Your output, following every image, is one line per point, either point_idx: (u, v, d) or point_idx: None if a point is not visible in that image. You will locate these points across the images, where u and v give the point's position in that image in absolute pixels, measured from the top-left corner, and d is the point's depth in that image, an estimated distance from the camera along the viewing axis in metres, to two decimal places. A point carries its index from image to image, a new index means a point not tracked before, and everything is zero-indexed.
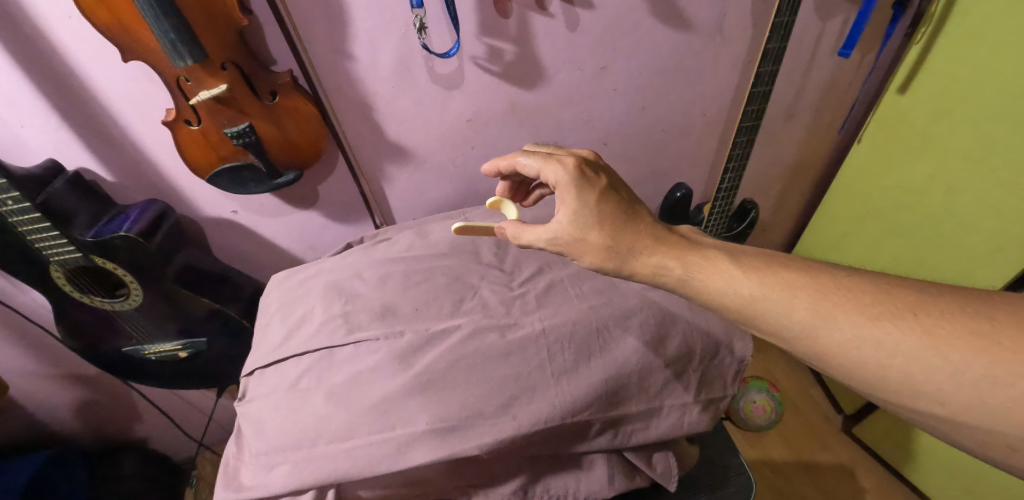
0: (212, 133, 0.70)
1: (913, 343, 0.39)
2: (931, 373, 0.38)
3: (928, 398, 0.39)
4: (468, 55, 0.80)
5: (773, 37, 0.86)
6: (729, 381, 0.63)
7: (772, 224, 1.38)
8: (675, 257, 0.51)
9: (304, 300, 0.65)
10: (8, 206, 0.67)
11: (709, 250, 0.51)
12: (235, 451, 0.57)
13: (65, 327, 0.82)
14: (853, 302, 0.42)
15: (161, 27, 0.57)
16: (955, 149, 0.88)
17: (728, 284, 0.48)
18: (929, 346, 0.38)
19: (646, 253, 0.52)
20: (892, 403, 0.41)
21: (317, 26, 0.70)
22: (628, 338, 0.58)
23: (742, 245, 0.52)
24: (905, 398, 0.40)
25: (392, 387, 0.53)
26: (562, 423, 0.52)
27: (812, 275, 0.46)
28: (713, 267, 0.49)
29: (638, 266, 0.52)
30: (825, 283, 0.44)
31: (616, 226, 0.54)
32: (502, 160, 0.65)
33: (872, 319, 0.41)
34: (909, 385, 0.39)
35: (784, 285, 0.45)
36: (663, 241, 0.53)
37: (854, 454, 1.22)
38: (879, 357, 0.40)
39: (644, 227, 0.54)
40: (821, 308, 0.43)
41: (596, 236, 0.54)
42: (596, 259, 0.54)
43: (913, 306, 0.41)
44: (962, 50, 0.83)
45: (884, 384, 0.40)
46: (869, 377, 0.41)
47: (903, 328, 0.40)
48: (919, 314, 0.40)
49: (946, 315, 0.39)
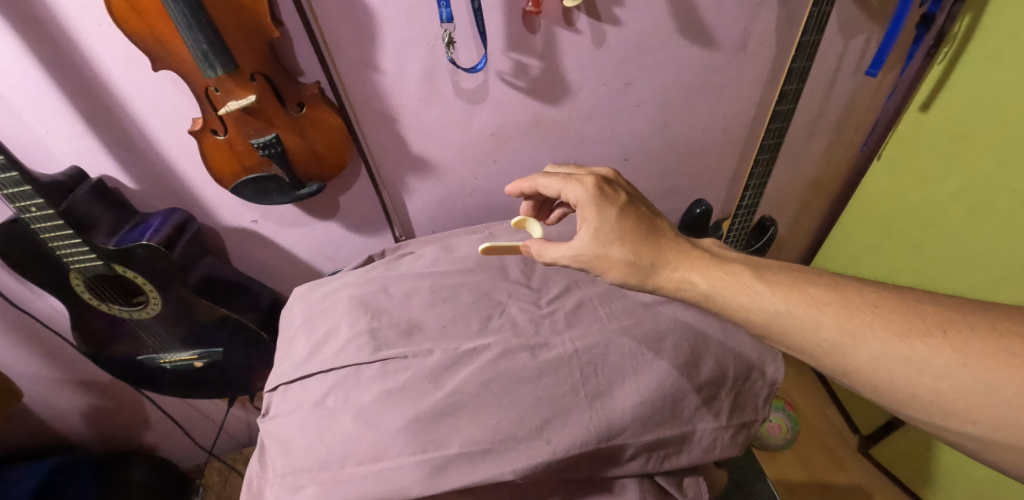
0: (238, 144, 0.70)
1: (943, 361, 0.38)
2: (963, 391, 0.37)
3: (960, 417, 0.38)
4: (494, 71, 0.79)
5: (798, 56, 0.85)
6: (760, 402, 0.61)
7: (789, 241, 1.37)
8: (700, 272, 0.50)
9: (330, 314, 0.64)
10: (32, 213, 0.66)
11: (734, 265, 0.50)
12: (258, 470, 0.56)
13: (80, 334, 0.82)
14: (880, 320, 0.41)
15: (195, 38, 0.57)
16: (979, 167, 0.87)
17: (755, 301, 0.46)
18: (960, 364, 0.38)
19: (669, 268, 0.51)
20: (921, 421, 0.41)
21: (346, 39, 0.70)
22: (658, 360, 0.57)
23: (767, 260, 0.51)
24: (935, 418, 0.39)
25: (424, 407, 0.52)
26: (594, 449, 0.50)
27: (840, 291, 0.45)
28: (739, 284, 0.48)
29: (662, 281, 0.51)
30: (854, 299, 0.43)
31: (638, 240, 0.53)
32: (525, 182, 0.65)
33: (901, 337, 0.40)
34: (938, 404, 0.39)
35: (811, 301, 0.44)
36: (687, 255, 0.52)
37: (871, 476, 1.20)
38: (908, 375, 0.39)
39: (666, 242, 0.53)
40: (849, 326, 0.42)
41: (618, 252, 0.53)
42: (620, 275, 0.53)
43: (943, 323, 0.40)
44: (985, 70, 0.83)
45: (914, 402, 0.40)
46: (898, 395, 0.40)
47: (933, 346, 0.39)
48: (948, 332, 0.39)
49: (977, 332, 0.38)
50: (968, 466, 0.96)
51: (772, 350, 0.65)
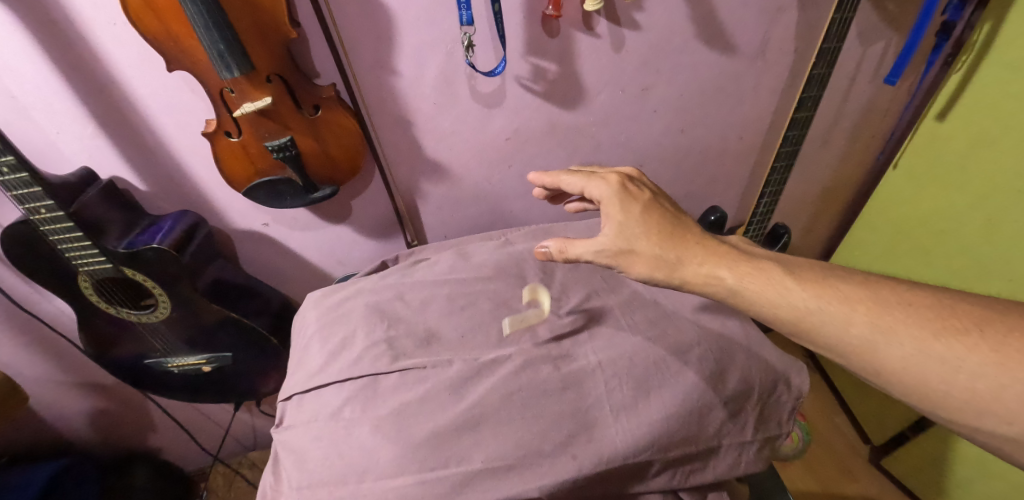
0: (252, 146, 0.69)
1: (981, 360, 0.37)
2: (1001, 391, 0.36)
3: (997, 418, 0.36)
4: (512, 75, 0.78)
5: (818, 62, 0.84)
6: (785, 417, 0.60)
7: (800, 248, 1.36)
8: (727, 267, 0.48)
9: (346, 322, 0.63)
10: (41, 214, 0.65)
11: (762, 260, 0.48)
12: (272, 482, 0.55)
13: (88, 337, 0.80)
14: (913, 318, 0.40)
15: (211, 37, 0.55)
16: (999, 172, 0.85)
17: (783, 297, 0.45)
18: (997, 363, 0.36)
19: (695, 262, 0.49)
20: (955, 424, 0.39)
21: (363, 41, 0.69)
22: (685, 369, 0.55)
23: (796, 258, 0.49)
24: (970, 420, 0.38)
25: (445, 420, 0.50)
26: (622, 464, 0.49)
27: (870, 288, 0.43)
28: (766, 280, 0.46)
29: (688, 275, 0.49)
30: (885, 297, 0.42)
31: (664, 235, 0.51)
32: (548, 176, 0.62)
33: (935, 335, 0.39)
34: (975, 406, 0.37)
35: (841, 298, 0.43)
36: (715, 249, 0.50)
37: (882, 487, 1.19)
38: (941, 374, 0.38)
39: (692, 237, 0.51)
40: (881, 324, 0.41)
41: (644, 247, 0.51)
42: (646, 270, 0.51)
43: (981, 322, 0.39)
44: (1004, 75, 0.81)
45: (947, 403, 0.38)
46: (930, 395, 0.39)
47: (969, 344, 0.38)
48: (985, 331, 0.38)
49: (1016, 332, 0.37)
50: (983, 481, 0.94)
51: (797, 363, 0.63)
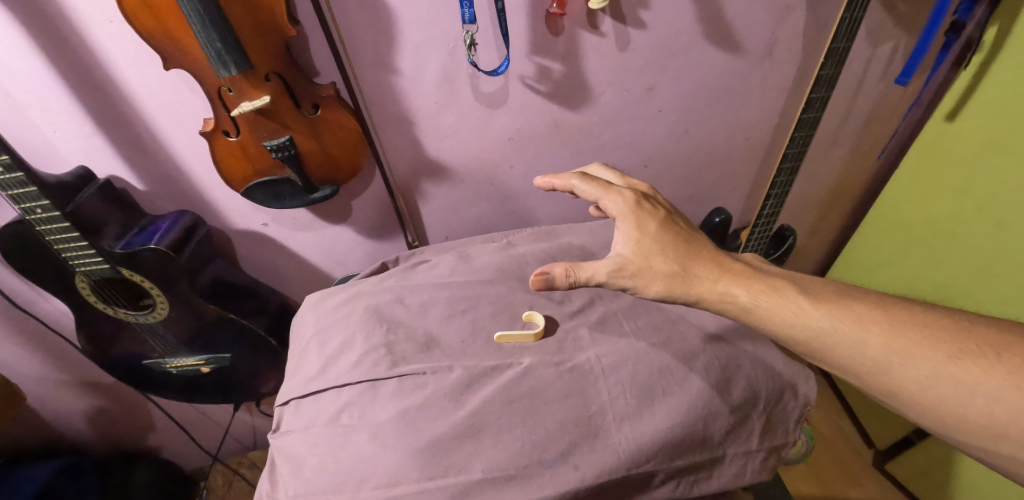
0: (250, 145, 0.68)
1: (996, 384, 0.38)
2: (1016, 415, 0.37)
3: (1012, 442, 0.37)
4: (516, 74, 0.77)
5: (827, 63, 0.82)
6: (791, 425, 0.59)
7: (806, 249, 1.34)
8: (742, 285, 0.47)
9: (345, 325, 0.62)
10: (37, 214, 0.64)
11: (777, 280, 0.48)
12: (268, 489, 0.54)
13: (85, 338, 0.80)
14: (928, 340, 0.41)
15: (208, 35, 0.54)
16: (1009, 178, 0.83)
17: (797, 316, 0.44)
18: (1013, 387, 0.37)
19: (711, 280, 0.48)
20: (969, 445, 0.40)
21: (363, 39, 0.67)
22: (692, 378, 0.54)
23: (810, 277, 0.49)
24: (986, 443, 0.38)
25: (445, 426, 0.50)
26: (625, 474, 0.48)
27: (885, 308, 0.44)
28: (781, 299, 0.46)
29: (705, 294, 0.48)
30: (900, 318, 0.43)
31: (681, 252, 0.50)
32: (557, 179, 0.59)
33: (951, 358, 0.40)
34: (990, 429, 0.38)
35: (856, 318, 0.43)
36: (730, 269, 0.49)
37: (886, 492, 1.17)
38: (959, 397, 0.39)
39: (708, 255, 0.50)
40: (896, 346, 0.41)
41: (659, 264, 0.49)
42: (662, 289, 0.48)
43: (996, 345, 0.40)
44: (1015, 78, 0.79)
45: (964, 426, 0.39)
46: (946, 418, 0.39)
47: (986, 367, 0.39)
48: (1001, 354, 0.39)
49: None
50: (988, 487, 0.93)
51: (803, 370, 0.62)
